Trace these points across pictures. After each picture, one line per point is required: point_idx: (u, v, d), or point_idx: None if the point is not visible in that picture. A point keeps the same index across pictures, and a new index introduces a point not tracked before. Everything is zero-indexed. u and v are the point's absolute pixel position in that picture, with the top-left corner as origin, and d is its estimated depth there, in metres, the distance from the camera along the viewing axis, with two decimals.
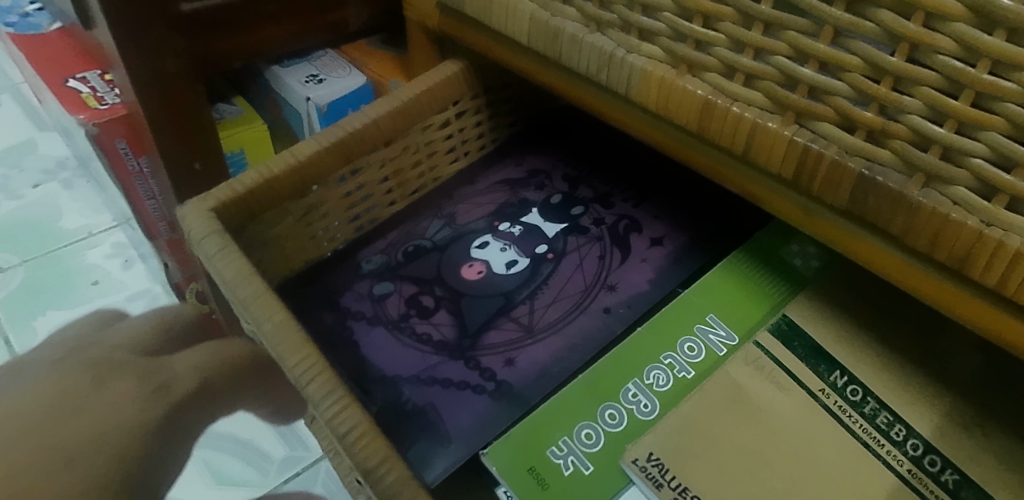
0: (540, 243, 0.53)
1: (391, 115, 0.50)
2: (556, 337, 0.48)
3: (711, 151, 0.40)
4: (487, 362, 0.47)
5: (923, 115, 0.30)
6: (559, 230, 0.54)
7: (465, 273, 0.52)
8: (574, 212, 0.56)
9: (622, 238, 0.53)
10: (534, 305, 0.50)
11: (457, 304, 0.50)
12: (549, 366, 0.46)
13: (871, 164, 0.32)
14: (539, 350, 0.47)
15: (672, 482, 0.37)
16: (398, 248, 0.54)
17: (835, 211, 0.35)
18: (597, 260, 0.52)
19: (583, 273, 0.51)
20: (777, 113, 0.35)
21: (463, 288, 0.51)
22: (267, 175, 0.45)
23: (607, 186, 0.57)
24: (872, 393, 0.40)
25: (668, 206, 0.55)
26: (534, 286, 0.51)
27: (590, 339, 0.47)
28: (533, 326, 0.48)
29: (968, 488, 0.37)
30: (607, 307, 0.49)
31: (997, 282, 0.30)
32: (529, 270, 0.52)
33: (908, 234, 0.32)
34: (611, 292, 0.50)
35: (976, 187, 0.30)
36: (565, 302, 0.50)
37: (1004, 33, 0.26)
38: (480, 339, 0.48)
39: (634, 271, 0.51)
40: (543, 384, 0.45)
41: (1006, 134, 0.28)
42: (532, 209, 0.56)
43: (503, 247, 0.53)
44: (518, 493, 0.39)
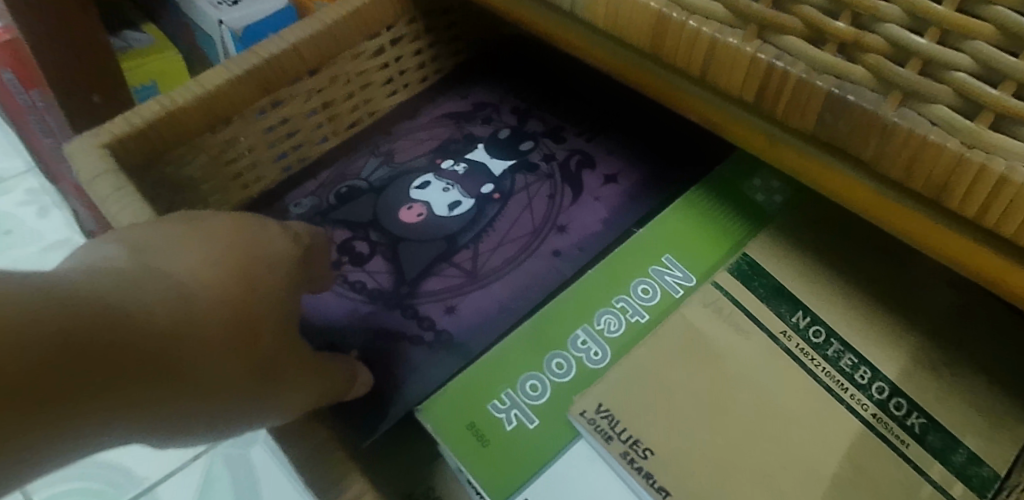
0: (485, 183, 0.49)
1: (313, 40, 0.45)
2: (502, 283, 0.44)
3: (665, 74, 0.36)
4: (426, 311, 0.43)
5: (903, 23, 0.26)
6: (507, 167, 0.50)
7: (403, 216, 0.48)
8: (523, 148, 0.51)
9: (574, 175, 0.49)
10: (478, 249, 0.46)
11: (394, 250, 0.46)
12: (494, 314, 0.43)
13: (842, 83, 0.29)
14: (483, 296, 0.44)
15: (622, 435, 0.35)
16: (331, 191, 0.50)
17: (801, 138, 0.32)
18: (547, 199, 0.48)
19: (532, 214, 0.47)
20: (738, 27, 0.31)
21: (401, 232, 0.47)
22: (169, 106, 0.41)
23: (559, 119, 0.53)
24: (836, 334, 0.38)
25: (625, 140, 0.51)
26: (479, 229, 0.47)
27: (538, 283, 0.44)
28: (477, 272, 0.45)
29: (934, 432, 0.35)
30: (556, 249, 0.46)
31: (977, 212, 0.27)
32: (474, 211, 0.48)
33: (881, 160, 0.29)
34: (562, 234, 0.46)
35: (958, 104, 0.26)
36: (512, 245, 0.46)
37: None
38: (419, 286, 0.44)
39: (586, 211, 0.47)
40: (487, 334, 0.42)
41: (994, 42, 0.25)
42: (478, 145, 0.52)
43: (446, 187, 0.49)
44: (456, 452, 0.36)
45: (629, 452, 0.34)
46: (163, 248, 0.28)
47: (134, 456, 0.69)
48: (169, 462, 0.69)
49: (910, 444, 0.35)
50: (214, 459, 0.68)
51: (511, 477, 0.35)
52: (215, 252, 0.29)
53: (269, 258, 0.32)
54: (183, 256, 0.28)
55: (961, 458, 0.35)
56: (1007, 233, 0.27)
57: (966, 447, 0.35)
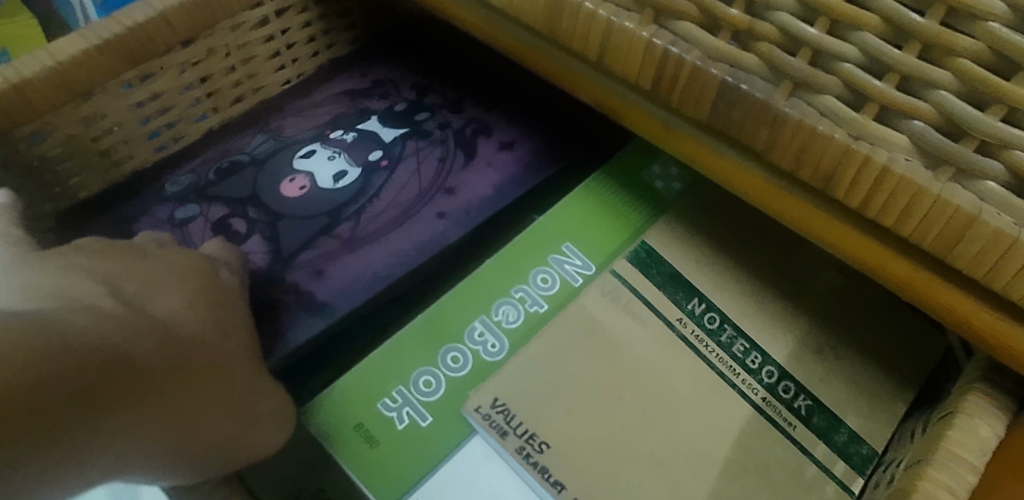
0: (374, 150, 0.47)
1: (185, 9, 0.41)
2: (381, 247, 0.42)
3: (562, 58, 0.35)
4: (294, 275, 0.41)
5: (793, 11, 0.26)
6: (398, 135, 0.48)
7: (285, 189, 0.45)
8: (418, 118, 0.49)
9: (468, 141, 0.48)
10: (359, 219, 0.44)
11: (272, 224, 0.44)
12: (367, 276, 0.41)
13: (735, 70, 0.28)
14: (356, 261, 0.42)
15: (518, 430, 0.34)
16: (208, 169, 0.46)
17: (694, 125, 0.32)
18: (437, 163, 0.47)
19: (420, 177, 0.46)
20: (634, 10, 0.30)
21: (279, 209, 0.44)
22: (14, 78, 0.36)
23: (454, 90, 0.51)
24: (729, 320, 0.38)
25: (524, 111, 0.50)
26: (363, 198, 0.45)
27: (417, 246, 0.43)
28: (353, 240, 0.43)
29: (819, 413, 0.37)
30: (442, 211, 0.44)
31: (860, 202, 0.27)
32: (359, 180, 0.46)
33: (772, 150, 0.29)
34: (449, 196, 0.45)
35: (845, 95, 0.26)
36: (396, 209, 0.44)
37: None
38: (293, 259, 0.42)
39: (475, 176, 0.46)
40: (356, 296, 0.41)
41: (880, 35, 0.25)
42: (372, 117, 0.49)
43: (332, 155, 0.47)
44: (342, 455, 0.34)
45: (524, 447, 0.34)
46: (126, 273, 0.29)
47: None
48: None
49: (796, 425, 0.36)
50: None
51: (403, 479, 0.34)
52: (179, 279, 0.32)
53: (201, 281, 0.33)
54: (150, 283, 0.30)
55: (844, 438, 0.36)
56: (887, 222, 0.27)
57: (847, 427, 0.37)
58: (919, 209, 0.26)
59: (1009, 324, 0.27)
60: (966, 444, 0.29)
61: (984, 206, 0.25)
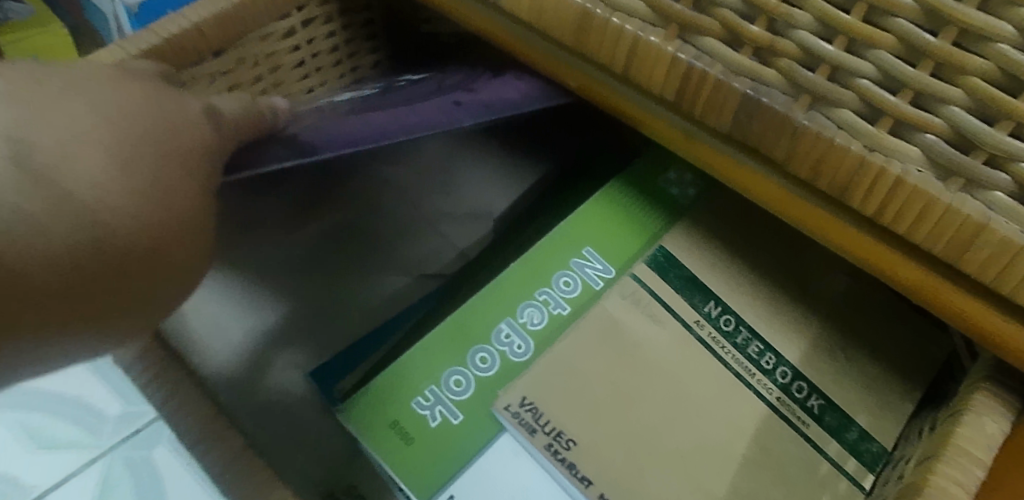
0: (399, 92, 0.46)
1: (218, 20, 0.42)
2: (389, 116, 0.40)
3: (585, 68, 0.36)
4: (296, 131, 0.40)
5: (812, 30, 0.28)
6: (426, 82, 0.48)
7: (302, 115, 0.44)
8: (446, 75, 0.50)
9: (499, 69, 0.47)
10: (374, 108, 0.43)
11: (291, 113, 0.42)
12: (361, 133, 0.39)
13: (756, 84, 0.30)
14: (354, 123, 0.40)
15: (546, 428, 0.35)
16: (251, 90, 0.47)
17: (715, 135, 0.33)
18: (457, 82, 0.46)
19: (438, 90, 0.46)
20: (659, 26, 0.31)
21: (302, 113, 0.44)
22: None
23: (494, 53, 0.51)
24: (744, 322, 0.40)
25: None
26: (380, 107, 0.43)
27: (430, 122, 0.40)
28: (355, 116, 0.42)
29: (831, 412, 0.38)
30: (458, 101, 0.42)
31: (875, 211, 0.29)
32: (381, 103, 0.44)
33: (791, 161, 0.30)
34: (468, 93, 0.44)
35: (861, 109, 0.28)
36: (410, 101, 0.43)
37: None
38: (293, 130, 0.40)
39: (500, 83, 0.45)
40: (340, 146, 0.38)
41: (895, 53, 0.26)
42: (402, 84, 0.50)
43: (356, 100, 0.46)
44: (378, 451, 0.36)
45: (553, 444, 0.35)
46: (108, 122, 0.30)
47: (20, 463, 0.69)
48: (64, 466, 0.70)
49: (810, 424, 0.38)
50: (113, 460, 0.71)
51: (435, 476, 0.35)
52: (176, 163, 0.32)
53: (198, 153, 0.33)
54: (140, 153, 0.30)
55: (854, 436, 0.38)
56: (901, 231, 0.29)
57: (859, 426, 0.38)
58: (932, 218, 0.27)
59: (1014, 326, 0.29)
60: (973, 438, 0.31)
61: (993, 215, 0.26)
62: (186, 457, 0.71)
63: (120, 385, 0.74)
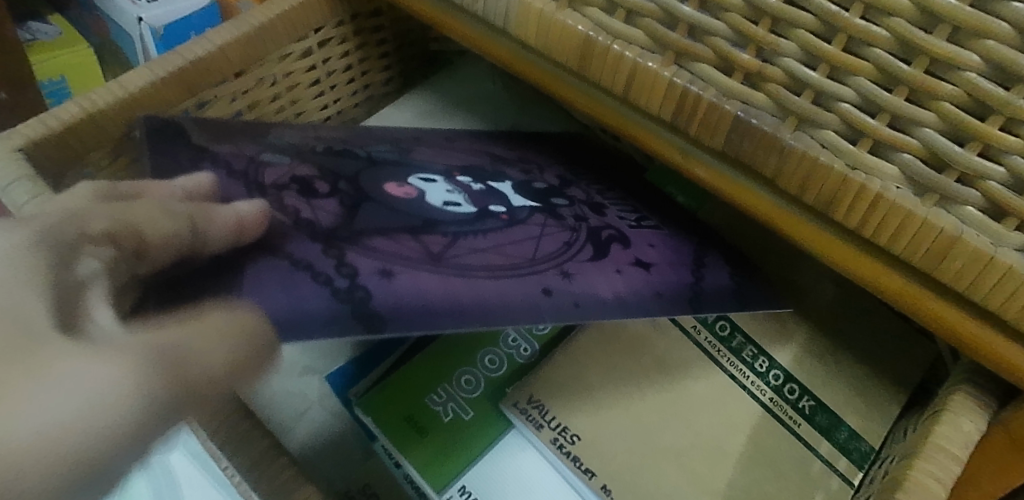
0: (496, 203, 0.39)
1: (240, 43, 0.45)
2: (464, 282, 0.30)
3: (589, 89, 0.38)
4: (355, 262, 0.29)
5: (797, 58, 0.30)
6: (528, 205, 0.40)
7: (390, 188, 0.37)
8: (553, 200, 0.42)
9: (603, 242, 0.39)
10: (472, 246, 0.33)
11: (358, 206, 0.34)
12: (436, 296, 0.29)
13: (746, 107, 0.32)
14: (434, 279, 0.30)
15: (551, 423, 0.38)
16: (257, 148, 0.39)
17: (710, 153, 0.35)
18: (562, 243, 0.37)
19: (537, 245, 0.35)
20: (656, 52, 0.33)
21: (376, 195, 0.36)
22: (89, 109, 0.39)
23: (622, 211, 0.44)
24: (740, 328, 0.43)
25: (687, 256, 0.41)
26: (467, 228, 0.35)
27: (504, 302, 0.30)
28: (437, 257, 0.32)
29: (822, 412, 0.40)
30: (548, 289, 0.32)
31: (857, 222, 0.31)
32: (470, 216, 0.36)
33: (780, 177, 0.33)
34: (564, 279, 0.34)
35: (843, 131, 0.30)
36: (499, 259, 0.33)
37: (860, 9, 0.28)
38: (360, 239, 0.31)
39: (603, 275, 0.35)
40: (417, 323, 0.28)
41: (874, 79, 0.29)
42: (505, 181, 0.43)
43: (450, 190, 0.39)
44: (394, 442, 0.37)
45: (558, 439, 0.38)
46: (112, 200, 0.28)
47: None
48: None
49: (801, 423, 0.40)
50: None
51: (447, 468, 0.37)
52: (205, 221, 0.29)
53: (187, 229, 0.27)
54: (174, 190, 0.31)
55: (844, 435, 0.40)
56: (881, 241, 0.31)
57: (848, 426, 0.40)
58: (910, 228, 0.30)
59: (988, 330, 0.31)
60: (950, 437, 0.33)
61: (965, 228, 0.29)
62: None
63: None
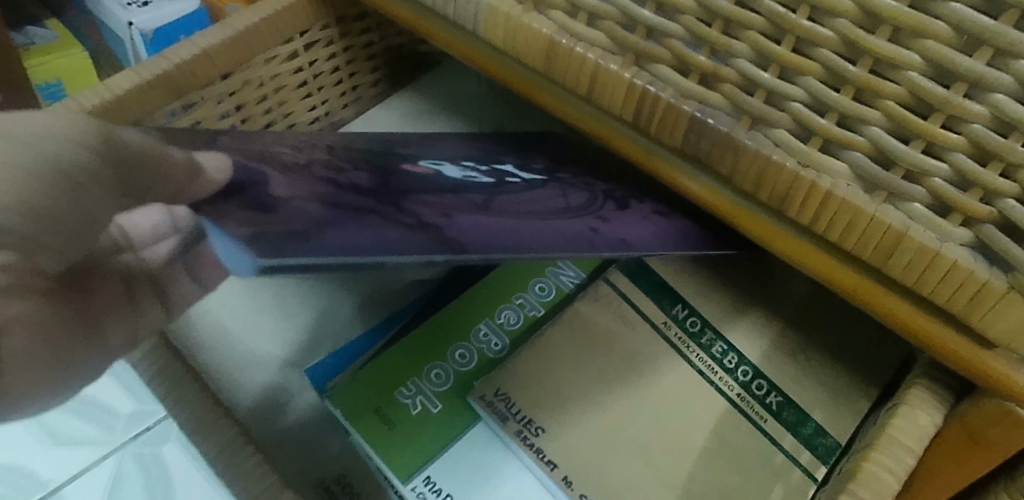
0: (511, 174, 0.42)
1: (226, 46, 0.46)
2: (518, 221, 0.33)
3: (559, 90, 0.39)
4: (416, 207, 0.31)
5: (749, 58, 0.31)
6: (540, 178, 0.43)
7: (409, 166, 0.38)
8: (556, 172, 0.45)
9: (620, 199, 0.43)
10: (510, 200, 0.36)
11: (382, 180, 0.34)
12: (507, 236, 0.31)
13: (703, 107, 0.33)
14: (486, 218, 0.32)
15: (517, 416, 0.39)
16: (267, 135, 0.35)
17: (671, 152, 0.36)
18: (585, 199, 0.41)
19: (566, 200, 0.39)
20: (618, 54, 0.34)
21: (405, 176, 0.36)
22: (75, 110, 0.40)
23: (587, 178, 0.46)
24: (710, 325, 0.43)
25: (670, 203, 0.45)
26: (497, 192, 0.37)
27: (571, 240, 0.33)
28: (484, 205, 0.34)
29: (788, 408, 0.41)
30: (595, 228, 0.36)
31: (810, 219, 0.32)
32: (492, 182, 0.39)
33: (736, 175, 0.33)
34: (606, 222, 0.38)
35: (795, 130, 0.31)
36: (538, 208, 0.37)
37: (806, 11, 0.28)
38: (410, 195, 0.33)
39: (634, 222, 0.40)
40: (498, 247, 0.29)
41: (822, 80, 0.29)
42: (504, 162, 0.45)
43: (463, 169, 0.40)
44: (362, 434, 0.39)
45: (523, 431, 0.39)
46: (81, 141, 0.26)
47: (38, 459, 0.73)
48: (79, 462, 0.74)
49: (767, 418, 0.40)
50: (124, 457, 0.74)
51: (415, 458, 0.38)
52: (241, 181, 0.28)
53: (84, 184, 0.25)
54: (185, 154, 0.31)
55: (809, 430, 0.40)
56: (833, 237, 0.32)
57: (813, 421, 0.41)
58: (859, 225, 0.31)
59: (938, 324, 0.31)
60: (905, 430, 0.33)
61: (912, 224, 0.30)
62: (193, 452, 0.75)
63: (131, 384, 0.79)
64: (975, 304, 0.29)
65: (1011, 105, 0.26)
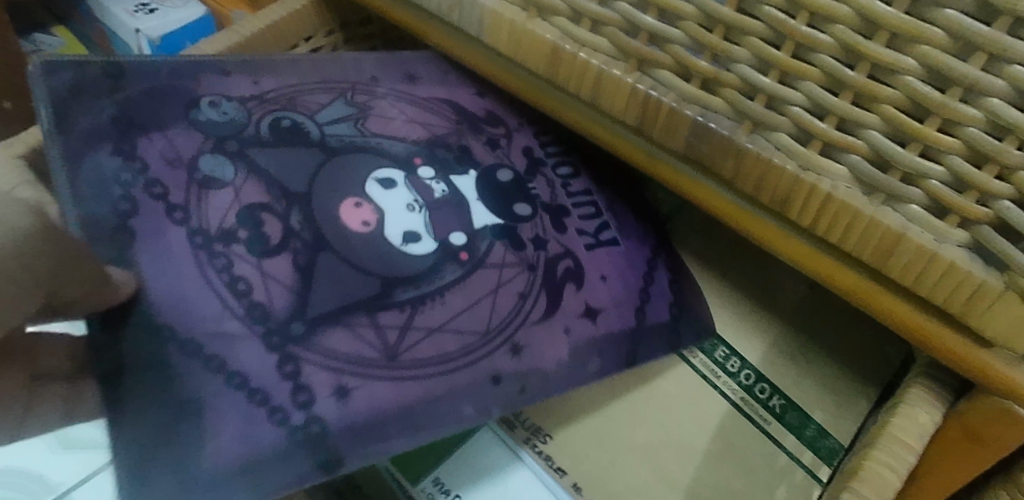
0: (456, 231, 0.39)
1: (232, 51, 0.47)
2: (416, 383, 0.35)
3: (562, 94, 0.40)
4: (309, 381, 0.32)
5: (750, 64, 0.31)
6: (495, 225, 0.40)
7: (346, 213, 0.37)
8: (518, 209, 0.41)
9: (558, 284, 0.40)
10: (428, 325, 0.36)
11: (310, 263, 0.35)
12: (399, 412, 0.34)
13: (705, 111, 0.34)
14: (384, 384, 0.34)
15: (526, 423, 0.41)
16: (200, 109, 0.39)
17: (674, 156, 0.37)
18: (517, 299, 0.38)
19: (494, 308, 0.37)
20: (620, 59, 0.35)
21: (331, 236, 0.36)
22: None
23: (580, 204, 0.44)
24: (712, 330, 0.45)
25: (641, 265, 0.44)
26: (430, 292, 0.36)
27: (454, 391, 0.35)
28: (393, 351, 0.35)
29: (791, 411, 0.42)
30: (498, 374, 0.37)
31: (810, 221, 0.33)
32: (428, 264, 0.37)
33: (738, 178, 0.34)
34: (514, 356, 0.37)
35: (795, 133, 0.32)
36: (452, 338, 0.36)
37: (805, 17, 0.29)
38: (313, 335, 0.33)
39: (550, 338, 0.38)
40: (371, 436, 0.33)
41: (821, 84, 0.30)
42: (468, 171, 0.42)
43: (411, 204, 0.39)
44: None
45: (531, 439, 0.41)
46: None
47: None
48: None
49: (771, 421, 0.41)
50: None
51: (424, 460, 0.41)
52: (141, 244, 0.34)
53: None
54: (116, 165, 0.35)
55: (812, 432, 0.41)
56: (833, 239, 0.33)
57: (815, 422, 0.41)
58: (859, 227, 0.31)
59: (938, 323, 0.32)
60: (906, 428, 0.34)
61: (910, 226, 0.30)
62: None
63: None
64: (972, 304, 0.30)
65: (1005, 109, 0.26)
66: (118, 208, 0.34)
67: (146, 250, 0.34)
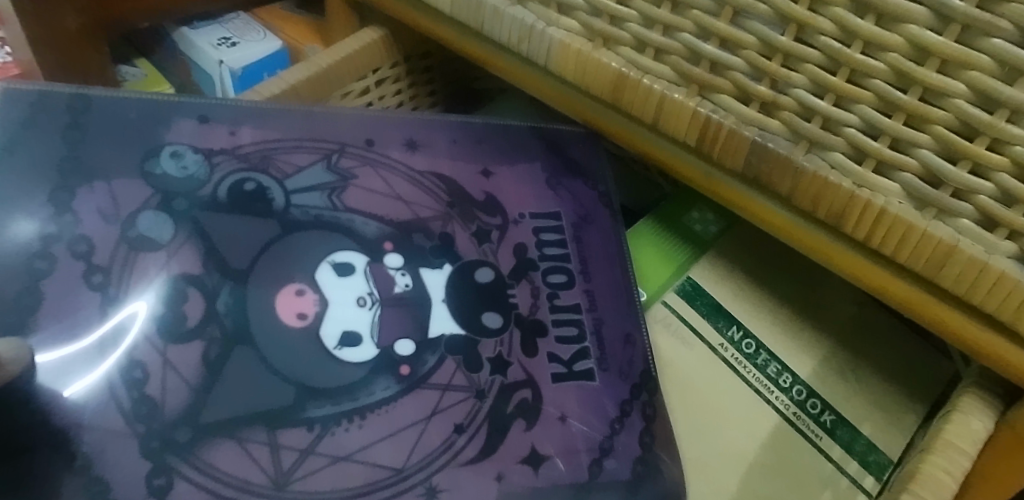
0: (405, 340, 0.38)
1: (309, 81, 0.50)
2: None
3: (624, 120, 0.43)
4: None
5: (807, 89, 0.34)
6: (451, 336, 0.39)
7: (287, 305, 0.36)
8: (487, 319, 0.40)
9: (506, 417, 0.38)
10: (334, 453, 0.33)
11: (221, 358, 0.34)
12: None
13: (763, 133, 0.36)
14: None
15: None
16: (157, 159, 0.39)
17: (731, 175, 0.39)
18: (449, 429, 0.36)
19: (419, 437, 0.35)
20: (682, 85, 0.38)
21: (255, 326, 0.35)
22: None
23: (561, 322, 0.42)
24: (764, 347, 0.46)
25: (614, 403, 0.41)
26: (350, 411, 0.35)
27: None
28: (285, 478, 0.32)
29: (842, 426, 0.43)
30: None
31: (865, 234, 0.35)
32: (361, 377, 0.36)
33: (795, 195, 0.36)
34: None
35: (849, 152, 0.34)
36: (361, 470, 0.34)
37: (859, 46, 0.31)
38: (202, 452, 0.32)
39: (473, 485, 0.35)
40: None
41: (875, 107, 0.32)
42: (445, 264, 0.42)
43: (363, 300, 0.38)
44: None
45: None
46: None
47: None
48: None
49: (823, 436, 0.43)
50: None
51: None
52: (46, 311, 0.33)
53: None
54: (45, 214, 0.35)
55: (863, 447, 0.43)
56: (887, 251, 0.35)
57: (864, 436, 0.43)
58: (911, 240, 0.33)
59: (988, 333, 0.34)
60: (960, 434, 0.36)
61: (961, 239, 0.32)
62: None
63: None
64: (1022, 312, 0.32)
65: None
66: (32, 266, 0.33)
67: (51, 317, 0.33)
